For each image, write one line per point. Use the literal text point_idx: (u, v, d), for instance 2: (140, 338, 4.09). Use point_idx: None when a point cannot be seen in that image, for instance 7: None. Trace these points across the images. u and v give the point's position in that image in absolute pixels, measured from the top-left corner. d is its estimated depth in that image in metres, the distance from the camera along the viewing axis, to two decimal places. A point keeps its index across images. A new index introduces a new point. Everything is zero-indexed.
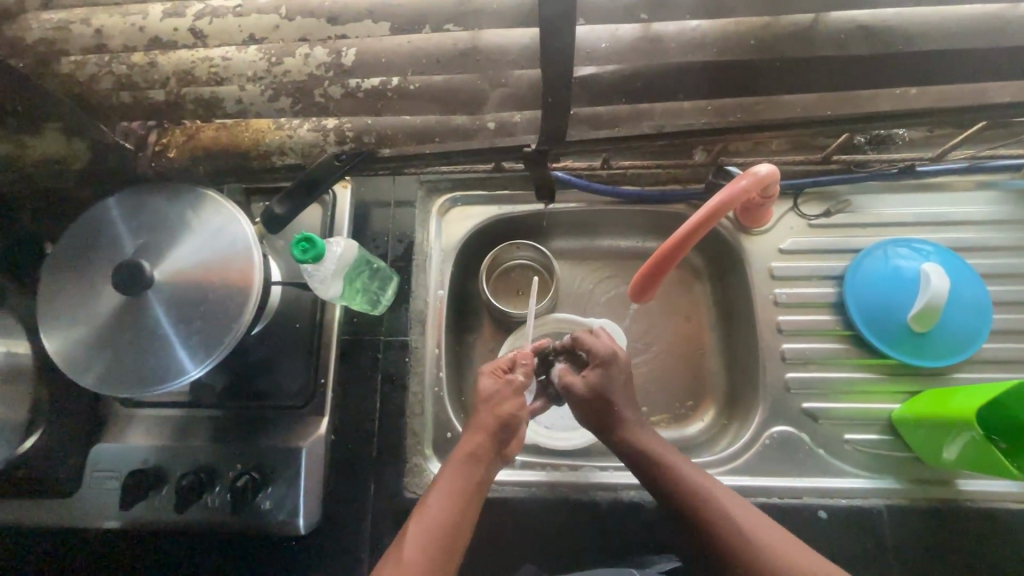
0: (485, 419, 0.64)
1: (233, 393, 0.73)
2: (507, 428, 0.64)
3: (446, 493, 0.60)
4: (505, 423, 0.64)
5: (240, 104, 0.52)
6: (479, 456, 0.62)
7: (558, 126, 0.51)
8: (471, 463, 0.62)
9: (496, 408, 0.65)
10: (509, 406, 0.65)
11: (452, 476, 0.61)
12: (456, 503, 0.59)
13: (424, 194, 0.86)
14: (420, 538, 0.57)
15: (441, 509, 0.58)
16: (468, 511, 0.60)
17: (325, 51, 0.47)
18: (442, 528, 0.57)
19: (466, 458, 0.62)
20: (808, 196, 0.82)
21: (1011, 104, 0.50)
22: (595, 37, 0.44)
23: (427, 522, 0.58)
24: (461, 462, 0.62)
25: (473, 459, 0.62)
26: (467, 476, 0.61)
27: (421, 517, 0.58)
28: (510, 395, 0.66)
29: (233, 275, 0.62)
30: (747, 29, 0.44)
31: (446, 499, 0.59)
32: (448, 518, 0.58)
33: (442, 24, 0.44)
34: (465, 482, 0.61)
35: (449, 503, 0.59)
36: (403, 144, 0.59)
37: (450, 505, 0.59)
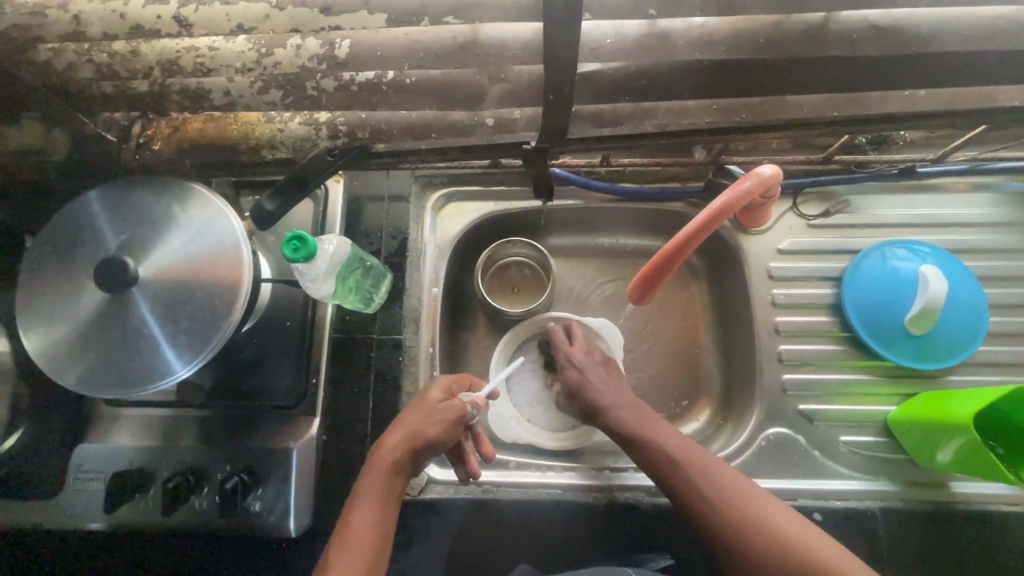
0: (407, 431, 0.63)
1: (222, 392, 0.71)
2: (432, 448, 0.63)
3: (370, 504, 0.59)
4: (430, 444, 0.63)
5: (228, 96, 0.50)
6: (401, 468, 0.61)
7: (559, 125, 0.50)
8: (393, 472, 0.61)
9: (426, 425, 0.63)
10: (439, 428, 0.63)
11: (376, 488, 0.60)
12: (376, 518, 0.58)
13: (419, 188, 0.84)
14: (346, 555, 0.56)
15: (366, 527, 0.58)
16: (388, 522, 0.59)
17: (318, 43, 0.45)
18: (366, 544, 0.57)
19: (388, 466, 0.61)
20: (808, 196, 0.81)
21: (1021, 107, 0.49)
22: (600, 33, 0.43)
23: (352, 542, 0.57)
24: (384, 469, 0.61)
25: (393, 471, 0.61)
26: (389, 487, 0.60)
27: (344, 534, 0.57)
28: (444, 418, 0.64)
29: (221, 273, 0.60)
30: (757, 27, 0.42)
31: (369, 512, 0.58)
32: (372, 535, 0.57)
33: (440, 16, 0.42)
34: (389, 495, 0.60)
35: (372, 514, 0.58)
36: (398, 139, 0.57)
37: (373, 520, 0.58)
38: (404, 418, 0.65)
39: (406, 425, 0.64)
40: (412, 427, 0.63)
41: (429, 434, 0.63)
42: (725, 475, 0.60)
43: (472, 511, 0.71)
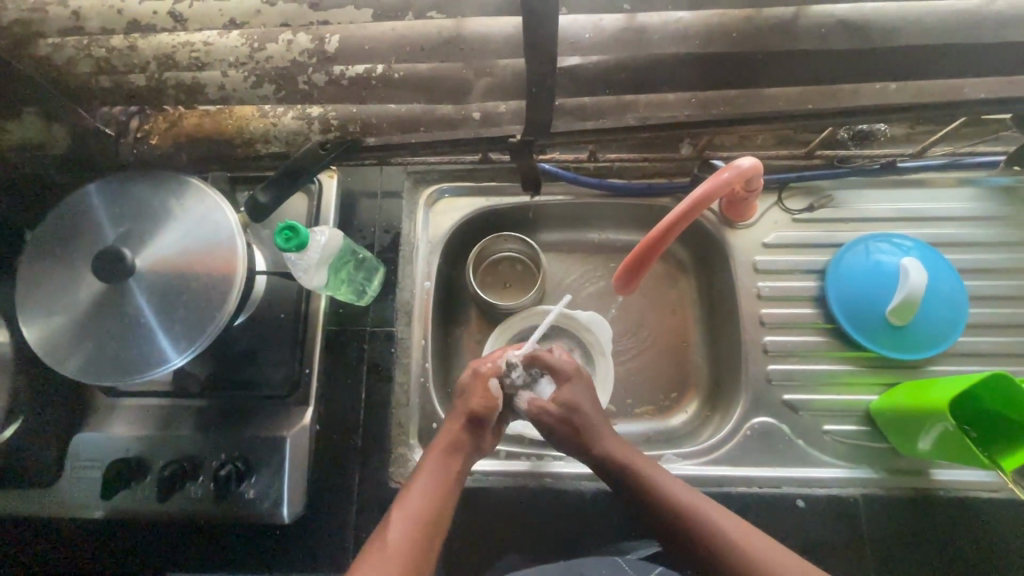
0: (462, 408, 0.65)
1: (218, 382, 0.73)
2: (480, 420, 0.64)
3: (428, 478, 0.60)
4: (476, 416, 0.64)
5: (223, 90, 0.51)
6: (458, 444, 0.63)
7: (543, 117, 0.52)
8: (448, 450, 0.62)
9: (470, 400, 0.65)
10: (480, 399, 0.64)
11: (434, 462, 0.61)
12: (432, 491, 0.59)
13: (411, 184, 0.86)
14: (401, 521, 0.56)
15: (422, 496, 0.58)
16: (449, 496, 0.60)
17: (309, 38, 0.47)
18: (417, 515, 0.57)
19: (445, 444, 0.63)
20: (792, 190, 0.82)
21: (989, 99, 0.50)
22: (579, 27, 0.44)
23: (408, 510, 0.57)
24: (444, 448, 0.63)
25: (451, 449, 0.63)
26: (446, 462, 0.62)
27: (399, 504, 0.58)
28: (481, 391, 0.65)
29: (216, 264, 0.62)
30: (729, 21, 0.44)
31: (426, 486, 0.59)
32: (432, 505, 0.58)
33: (425, 11, 0.44)
34: (449, 471, 0.61)
35: (432, 487, 0.59)
36: (388, 133, 0.59)
37: (433, 491, 0.59)
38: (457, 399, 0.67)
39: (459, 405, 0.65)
40: (461, 405, 0.65)
41: (473, 405, 0.64)
42: (672, 485, 0.61)
43: (463, 499, 0.72)
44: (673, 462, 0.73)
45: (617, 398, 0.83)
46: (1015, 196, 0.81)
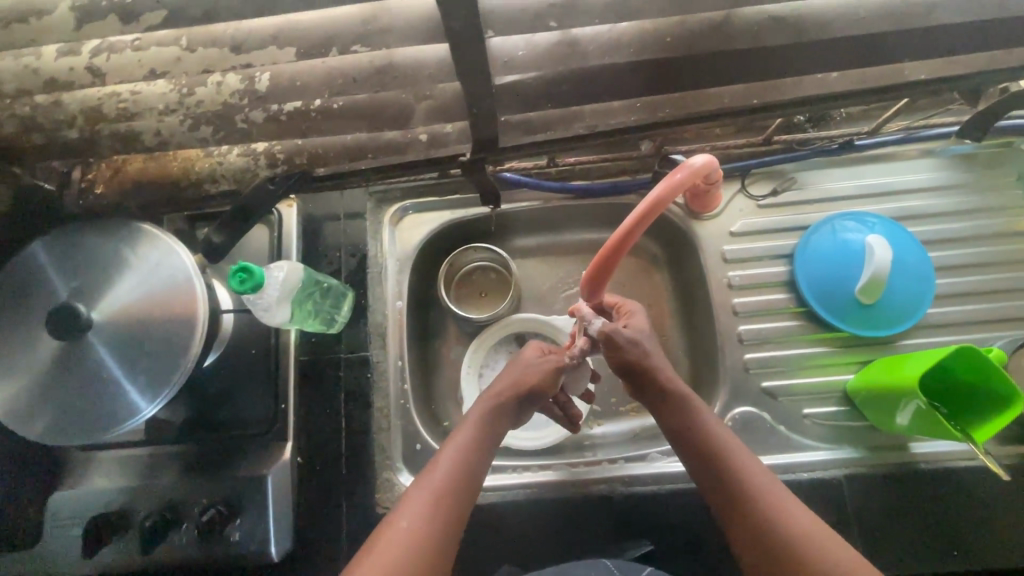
0: (516, 378, 0.68)
1: (195, 425, 0.72)
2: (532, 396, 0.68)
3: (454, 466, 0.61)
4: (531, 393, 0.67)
5: (160, 136, 0.51)
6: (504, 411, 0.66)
7: (489, 134, 0.51)
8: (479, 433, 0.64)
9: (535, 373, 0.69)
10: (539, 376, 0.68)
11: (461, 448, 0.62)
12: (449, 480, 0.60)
13: (375, 204, 0.85)
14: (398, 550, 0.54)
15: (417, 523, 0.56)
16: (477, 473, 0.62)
17: (238, 78, 0.45)
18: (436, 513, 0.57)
19: (476, 432, 0.64)
20: (754, 176, 0.82)
21: (930, 80, 0.50)
22: (512, 45, 0.43)
23: (422, 501, 0.58)
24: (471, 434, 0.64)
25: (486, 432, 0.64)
26: (477, 451, 0.63)
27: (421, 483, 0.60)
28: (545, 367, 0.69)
29: (177, 307, 0.61)
30: (663, 27, 0.43)
31: (450, 473, 0.60)
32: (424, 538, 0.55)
33: (348, 45, 0.40)
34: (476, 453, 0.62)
35: (452, 474, 0.60)
36: (337, 161, 0.58)
37: (453, 479, 0.60)
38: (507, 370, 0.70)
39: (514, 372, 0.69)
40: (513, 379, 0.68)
41: (530, 380, 0.68)
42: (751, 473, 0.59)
43: None
44: (657, 461, 0.74)
45: (603, 399, 0.85)
46: (974, 163, 0.81)
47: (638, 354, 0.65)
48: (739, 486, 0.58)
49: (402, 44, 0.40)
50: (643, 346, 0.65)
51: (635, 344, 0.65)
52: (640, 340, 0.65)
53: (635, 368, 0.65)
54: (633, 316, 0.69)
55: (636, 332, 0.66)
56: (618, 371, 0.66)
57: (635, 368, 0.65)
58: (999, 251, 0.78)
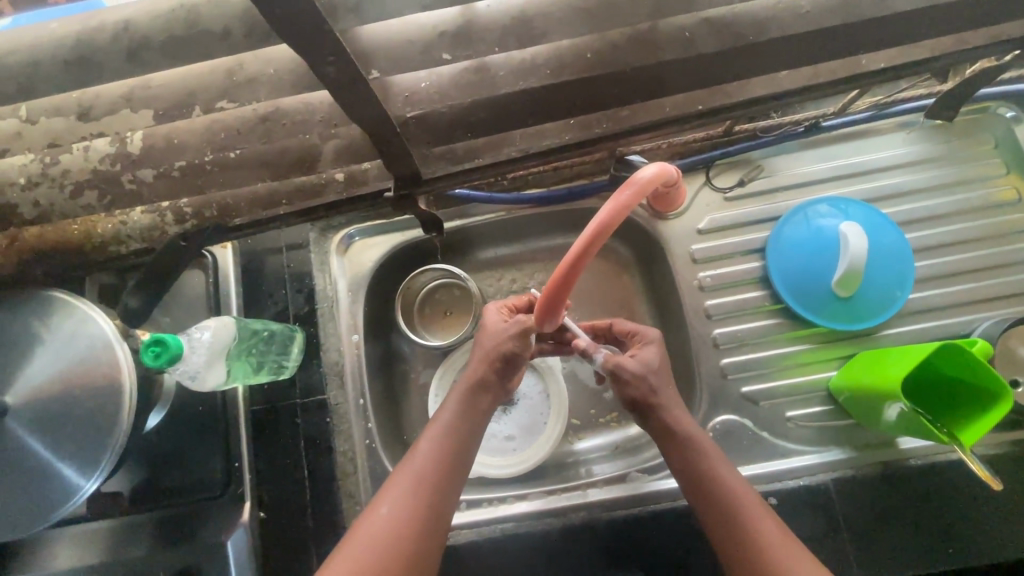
0: (494, 346, 0.63)
1: (145, 493, 0.67)
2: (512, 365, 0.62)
3: (433, 461, 0.58)
4: (507, 357, 0.62)
5: (37, 207, 0.45)
6: (486, 385, 0.62)
7: (408, 169, 0.46)
8: (458, 418, 0.61)
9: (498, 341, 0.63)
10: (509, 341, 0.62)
11: (437, 440, 0.59)
12: (426, 478, 0.57)
13: (318, 233, 0.79)
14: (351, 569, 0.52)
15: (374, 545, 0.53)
16: (463, 464, 0.59)
17: (105, 142, 0.41)
18: (415, 516, 0.55)
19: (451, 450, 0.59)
20: (721, 167, 0.77)
21: (889, 69, 0.45)
22: (412, 78, 0.38)
23: (399, 501, 0.56)
24: (451, 422, 0.60)
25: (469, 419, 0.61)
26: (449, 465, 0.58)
27: (399, 482, 0.57)
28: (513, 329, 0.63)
29: (98, 381, 0.56)
30: (581, 43, 0.38)
31: (428, 467, 0.58)
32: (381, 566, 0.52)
33: (213, 101, 0.34)
34: (460, 444, 0.59)
35: (432, 470, 0.58)
36: (253, 212, 0.54)
37: (433, 473, 0.57)
38: (480, 347, 0.64)
39: (482, 351, 0.63)
40: (490, 349, 0.63)
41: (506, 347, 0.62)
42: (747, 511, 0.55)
43: None
44: (638, 482, 0.71)
45: (581, 414, 0.81)
46: (949, 133, 0.76)
47: (645, 389, 0.59)
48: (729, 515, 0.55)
49: (278, 93, 0.35)
50: (652, 380, 0.59)
51: (640, 379, 0.59)
52: (648, 373, 0.59)
53: (640, 405, 0.59)
54: (648, 347, 0.62)
55: (643, 364, 0.60)
56: (624, 405, 0.61)
57: (641, 405, 0.59)
58: (980, 225, 0.74)
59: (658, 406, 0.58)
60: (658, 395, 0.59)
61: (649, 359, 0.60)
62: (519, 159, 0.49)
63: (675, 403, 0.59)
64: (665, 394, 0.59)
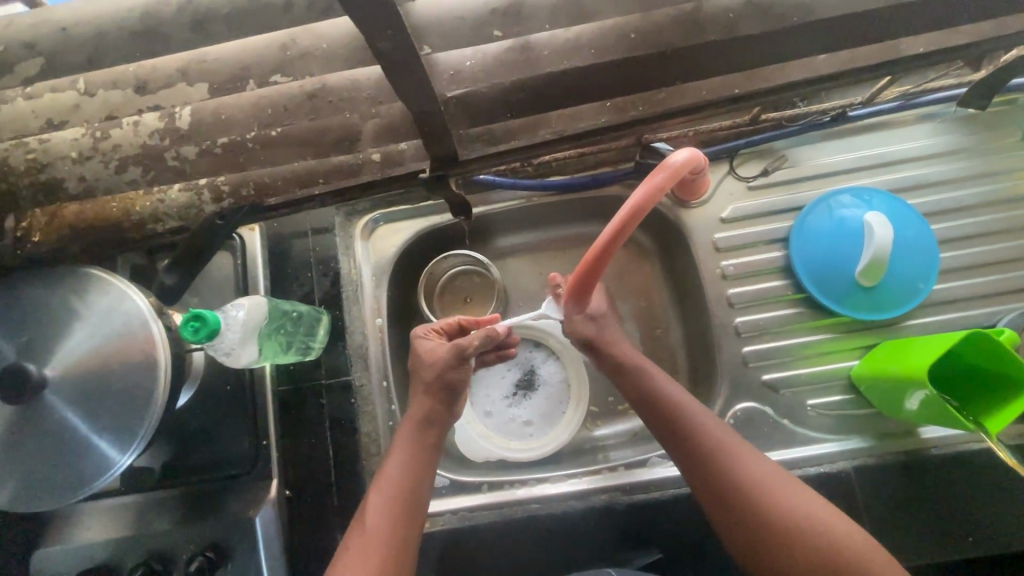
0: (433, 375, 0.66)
1: (174, 470, 0.68)
2: (455, 390, 0.67)
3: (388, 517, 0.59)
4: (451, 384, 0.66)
5: (84, 182, 0.46)
6: (430, 422, 0.65)
7: (447, 149, 0.46)
8: (405, 473, 0.62)
9: (436, 369, 0.66)
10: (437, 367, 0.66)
11: (386, 497, 0.61)
12: (382, 532, 0.58)
13: (344, 217, 0.79)
14: None
15: None
16: (420, 491, 0.62)
17: (156, 116, 0.42)
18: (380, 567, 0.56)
19: (401, 500, 0.60)
20: (744, 156, 0.77)
21: (926, 54, 0.46)
22: (458, 56, 0.39)
23: (361, 565, 0.56)
24: (398, 475, 0.62)
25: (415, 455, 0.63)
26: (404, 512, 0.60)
27: (357, 551, 0.57)
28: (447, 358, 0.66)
29: (136, 355, 0.57)
30: (626, 23, 0.39)
31: (382, 523, 0.59)
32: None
33: (267, 76, 0.35)
34: (412, 479, 0.62)
35: (388, 521, 0.59)
36: (288, 191, 0.55)
37: (391, 526, 0.59)
38: (420, 379, 0.67)
39: (422, 382, 0.67)
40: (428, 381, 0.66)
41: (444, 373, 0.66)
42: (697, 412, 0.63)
43: (447, 542, 0.70)
44: (661, 466, 0.71)
45: (600, 400, 0.82)
46: (976, 124, 0.76)
47: (597, 330, 0.68)
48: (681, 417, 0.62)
49: (330, 69, 0.35)
50: (602, 320, 0.69)
51: (595, 319, 0.69)
52: (602, 313, 0.70)
53: (595, 344, 0.68)
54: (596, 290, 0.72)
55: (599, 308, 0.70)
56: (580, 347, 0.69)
57: (594, 345, 0.68)
58: (1005, 217, 0.74)
59: (612, 342, 0.68)
60: (607, 334, 0.69)
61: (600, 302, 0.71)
62: (553, 141, 0.50)
63: (624, 347, 0.69)
64: (613, 333, 0.69)
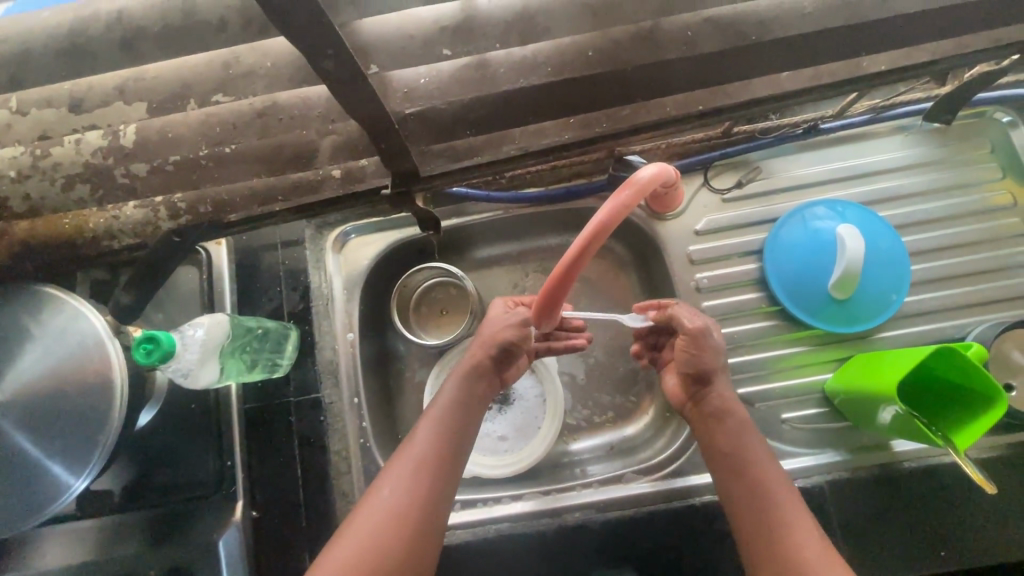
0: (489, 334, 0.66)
1: (136, 493, 0.66)
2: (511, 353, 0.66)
3: (434, 443, 0.59)
4: (505, 346, 0.65)
5: (28, 201, 0.44)
6: (482, 371, 0.65)
7: (406, 166, 0.45)
8: (441, 452, 0.59)
9: (497, 331, 0.66)
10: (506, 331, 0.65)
11: (436, 426, 0.60)
12: (417, 479, 0.57)
13: (314, 231, 0.78)
14: (356, 540, 0.53)
15: (379, 516, 0.54)
16: (441, 506, 0.57)
17: (99, 134, 0.40)
18: (402, 517, 0.54)
19: (432, 468, 0.58)
20: (718, 168, 0.77)
21: (889, 72, 0.45)
22: (412, 74, 0.38)
23: (401, 488, 0.56)
24: (436, 444, 0.59)
25: (466, 392, 0.63)
26: (425, 505, 0.56)
27: (398, 468, 0.58)
28: (511, 322, 0.66)
29: (89, 378, 0.55)
30: (584, 41, 0.38)
31: (420, 465, 0.57)
32: (388, 530, 0.53)
33: (209, 95, 0.34)
34: (440, 481, 0.57)
35: (415, 493, 0.56)
36: (248, 207, 0.53)
37: (413, 499, 0.56)
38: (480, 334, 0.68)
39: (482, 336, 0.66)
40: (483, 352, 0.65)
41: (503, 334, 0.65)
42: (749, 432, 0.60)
43: None
44: (634, 482, 0.72)
45: (574, 415, 0.81)
46: (946, 137, 0.77)
47: (715, 362, 0.62)
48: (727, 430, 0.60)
49: (276, 88, 0.34)
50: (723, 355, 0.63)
51: (716, 350, 0.63)
52: (719, 350, 0.63)
53: (705, 373, 0.62)
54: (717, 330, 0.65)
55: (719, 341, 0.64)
56: (689, 370, 0.63)
57: (707, 375, 0.62)
58: (975, 229, 0.75)
59: (720, 367, 0.63)
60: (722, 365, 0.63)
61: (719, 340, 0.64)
62: (517, 157, 0.49)
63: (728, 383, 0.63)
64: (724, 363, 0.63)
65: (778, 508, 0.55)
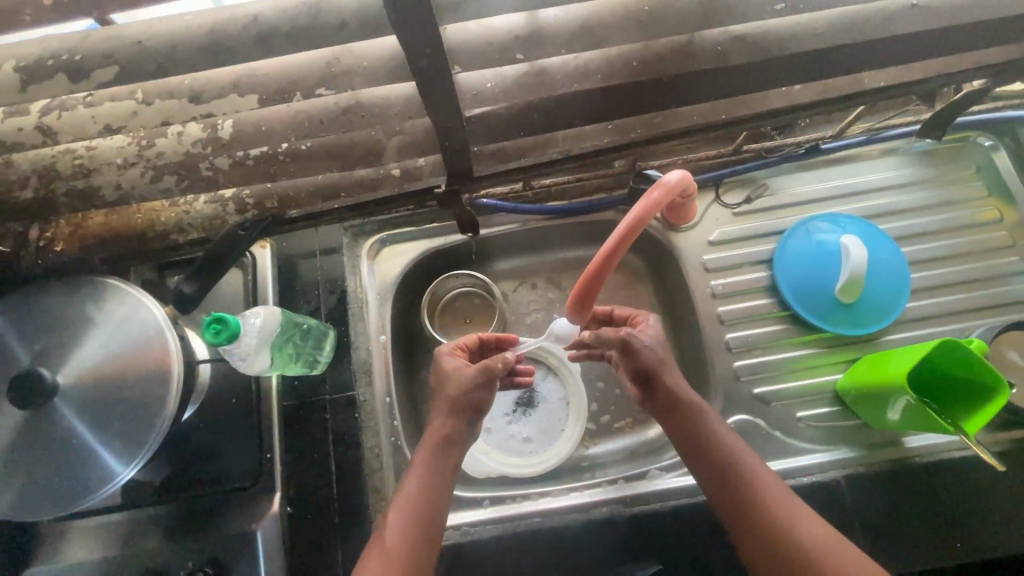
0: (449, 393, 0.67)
1: (175, 484, 0.68)
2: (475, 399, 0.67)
3: (407, 524, 0.61)
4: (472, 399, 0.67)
5: (120, 190, 0.48)
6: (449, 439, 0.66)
7: (462, 164, 0.50)
8: (417, 525, 0.61)
9: (458, 385, 0.67)
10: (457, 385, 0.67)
11: (407, 503, 0.62)
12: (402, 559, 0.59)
13: (351, 239, 0.83)
14: None
15: None
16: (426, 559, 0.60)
17: (199, 127, 0.45)
18: None
19: (412, 542, 0.60)
20: (728, 184, 0.83)
21: (887, 87, 0.52)
22: (481, 78, 0.43)
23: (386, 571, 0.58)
24: (411, 518, 0.61)
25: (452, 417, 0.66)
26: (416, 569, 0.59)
27: (378, 555, 0.59)
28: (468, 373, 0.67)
29: (150, 364, 0.58)
30: (630, 52, 0.44)
31: (401, 543, 0.60)
32: None
33: (313, 88, 0.40)
34: (424, 540, 0.60)
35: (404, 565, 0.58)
36: (310, 203, 0.58)
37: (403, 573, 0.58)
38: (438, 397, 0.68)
39: (446, 398, 0.67)
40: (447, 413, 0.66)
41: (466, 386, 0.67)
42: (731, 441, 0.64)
43: (450, 557, 0.69)
44: (657, 479, 0.73)
45: (595, 418, 0.84)
46: (935, 158, 0.84)
47: (654, 359, 0.66)
48: (711, 443, 0.63)
49: (370, 83, 0.40)
50: (659, 351, 0.67)
51: (650, 349, 0.67)
52: (656, 345, 0.68)
53: (648, 376, 0.66)
54: (651, 324, 0.71)
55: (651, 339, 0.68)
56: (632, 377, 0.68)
57: (649, 375, 0.66)
58: (967, 241, 0.81)
59: (659, 362, 0.66)
60: (664, 365, 0.67)
61: (654, 334, 0.69)
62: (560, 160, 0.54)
63: (674, 375, 0.66)
64: (667, 361, 0.67)
65: (772, 512, 0.59)
